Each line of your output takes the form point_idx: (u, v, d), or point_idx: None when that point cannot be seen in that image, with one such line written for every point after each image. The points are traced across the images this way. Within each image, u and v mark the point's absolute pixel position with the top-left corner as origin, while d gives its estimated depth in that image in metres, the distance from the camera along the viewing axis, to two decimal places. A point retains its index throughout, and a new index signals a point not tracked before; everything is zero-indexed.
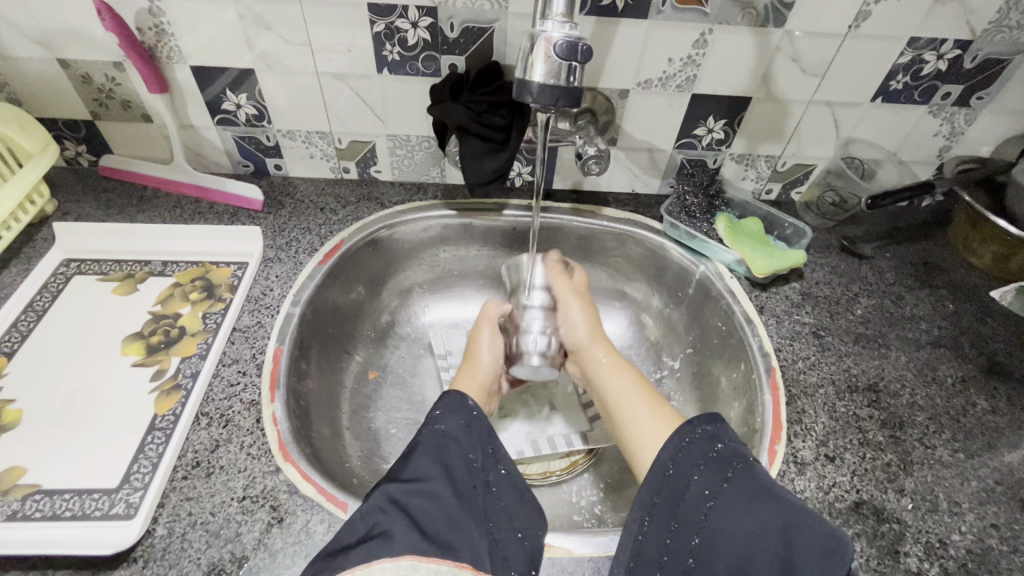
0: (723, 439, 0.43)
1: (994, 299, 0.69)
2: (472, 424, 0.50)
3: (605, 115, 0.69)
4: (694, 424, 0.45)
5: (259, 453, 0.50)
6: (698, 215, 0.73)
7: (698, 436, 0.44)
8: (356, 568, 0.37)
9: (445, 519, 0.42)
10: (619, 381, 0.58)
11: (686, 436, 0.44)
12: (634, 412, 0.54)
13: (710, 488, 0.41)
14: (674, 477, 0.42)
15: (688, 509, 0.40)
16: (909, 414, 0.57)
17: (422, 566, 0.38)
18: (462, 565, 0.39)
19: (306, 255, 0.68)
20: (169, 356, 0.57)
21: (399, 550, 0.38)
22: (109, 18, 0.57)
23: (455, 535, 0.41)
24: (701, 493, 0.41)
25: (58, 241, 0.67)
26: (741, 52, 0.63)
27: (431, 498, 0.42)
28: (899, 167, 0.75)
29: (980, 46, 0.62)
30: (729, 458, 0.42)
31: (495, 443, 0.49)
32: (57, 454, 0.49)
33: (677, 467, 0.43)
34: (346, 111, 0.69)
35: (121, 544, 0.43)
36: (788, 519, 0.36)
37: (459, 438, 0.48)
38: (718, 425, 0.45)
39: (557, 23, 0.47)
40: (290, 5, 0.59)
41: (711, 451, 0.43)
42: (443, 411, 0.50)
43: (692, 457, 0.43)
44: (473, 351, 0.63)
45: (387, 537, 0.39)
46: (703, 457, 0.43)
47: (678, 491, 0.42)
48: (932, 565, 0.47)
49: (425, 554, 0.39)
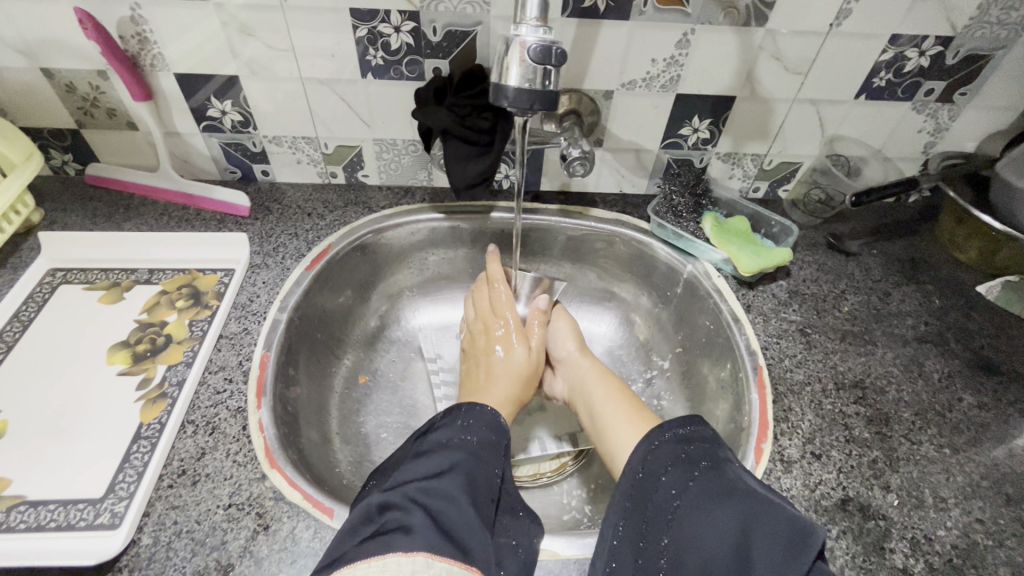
0: (694, 440, 0.43)
1: (981, 293, 0.70)
2: (500, 441, 0.50)
3: (591, 115, 0.69)
4: (663, 428, 0.45)
5: (245, 460, 0.50)
6: (685, 215, 0.73)
7: (667, 438, 0.44)
8: (370, 559, 0.37)
9: (464, 521, 0.41)
10: (598, 386, 0.60)
11: (655, 440, 0.44)
12: (615, 419, 0.55)
13: (676, 488, 0.40)
14: (644, 481, 0.42)
15: (658, 510, 0.40)
16: (896, 410, 0.57)
17: (436, 564, 0.37)
18: (474, 570, 0.38)
19: (294, 260, 0.68)
20: (155, 364, 0.57)
21: (416, 546, 0.37)
22: (91, 28, 0.56)
23: (470, 538, 0.40)
24: (669, 494, 0.41)
25: (44, 251, 0.67)
26: (724, 51, 0.63)
27: (453, 502, 0.42)
28: (884, 163, 0.76)
29: (962, 42, 0.63)
30: (696, 457, 0.42)
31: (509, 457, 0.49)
32: (43, 465, 0.49)
33: (647, 470, 0.43)
34: (332, 116, 0.69)
35: (105, 554, 0.43)
36: (752, 511, 0.36)
37: (483, 447, 0.48)
38: (688, 426, 0.45)
39: (531, 27, 0.47)
40: (272, 12, 0.59)
41: (680, 453, 0.43)
42: (473, 424, 0.50)
43: (660, 459, 0.43)
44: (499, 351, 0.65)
45: (408, 533, 0.38)
46: (672, 458, 0.42)
47: (647, 494, 0.42)
48: (918, 561, 0.47)
49: (439, 552, 0.37)
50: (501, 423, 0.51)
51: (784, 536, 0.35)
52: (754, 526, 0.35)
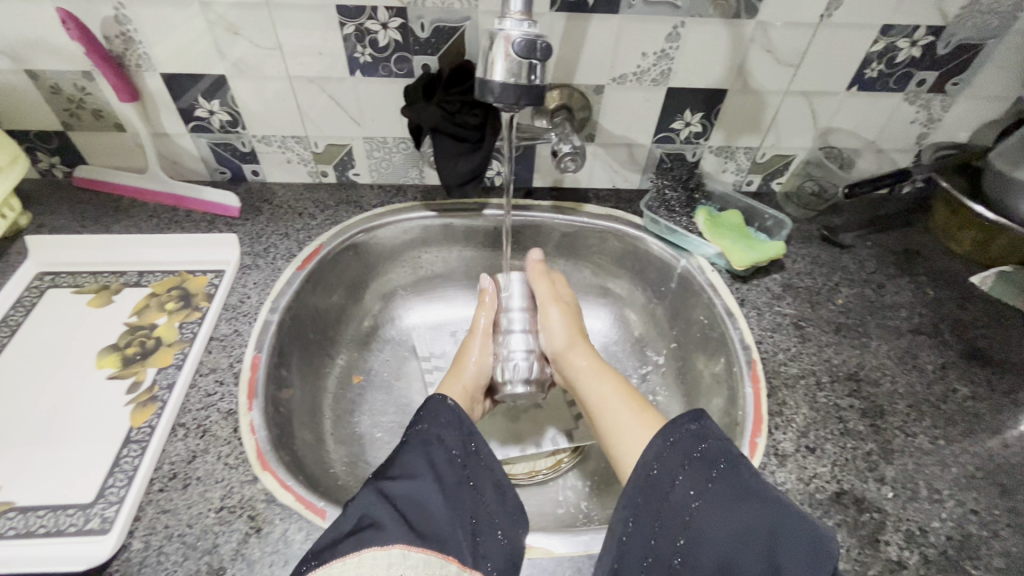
0: (706, 438, 0.43)
1: (975, 284, 0.69)
2: (460, 424, 0.50)
3: (582, 110, 0.69)
4: (682, 422, 0.44)
5: (236, 463, 0.50)
6: (678, 209, 0.73)
7: (684, 433, 0.43)
8: (345, 556, 0.37)
9: (434, 512, 0.42)
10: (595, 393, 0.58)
11: (672, 434, 0.43)
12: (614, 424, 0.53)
13: (695, 488, 0.40)
14: (659, 477, 0.42)
15: (674, 511, 0.40)
16: (890, 402, 0.57)
17: (411, 555, 0.38)
18: (449, 558, 0.40)
19: (285, 261, 0.67)
20: (145, 368, 0.57)
21: (390, 539, 0.38)
22: (75, 28, 0.56)
23: (440, 527, 0.41)
24: (686, 496, 0.40)
25: (32, 255, 0.67)
26: (714, 44, 0.62)
27: (421, 493, 0.43)
28: (877, 154, 0.76)
29: (953, 31, 0.62)
30: (713, 456, 0.41)
31: (477, 441, 0.49)
32: (31, 471, 0.49)
33: (662, 468, 0.42)
34: (322, 115, 0.69)
35: (96, 560, 0.43)
36: (774, 518, 0.37)
37: (443, 435, 0.48)
38: (702, 421, 0.44)
39: (515, 21, 0.46)
40: (258, 9, 0.58)
41: (694, 450, 0.42)
42: (424, 414, 0.49)
43: (676, 455, 0.42)
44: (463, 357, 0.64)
45: (379, 528, 0.39)
46: (686, 457, 0.42)
47: (663, 491, 0.41)
48: (912, 553, 0.47)
49: (415, 544, 0.39)
50: (455, 405, 0.50)
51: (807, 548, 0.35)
52: (779, 535, 0.37)
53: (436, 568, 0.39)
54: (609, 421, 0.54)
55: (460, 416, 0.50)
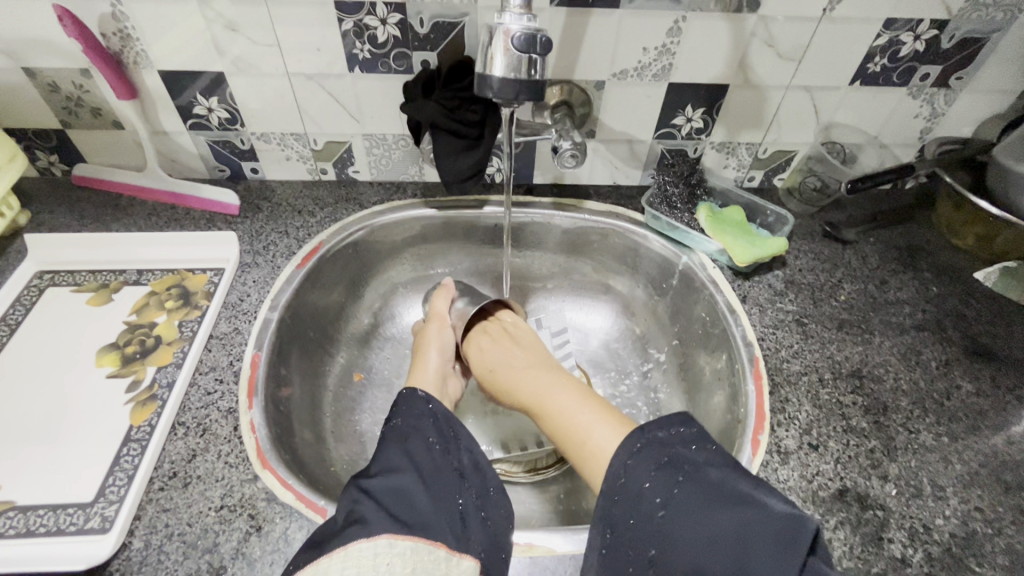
0: (675, 444, 0.42)
1: (978, 280, 0.69)
2: (437, 416, 0.49)
3: (582, 106, 0.68)
4: (648, 429, 0.43)
5: (237, 461, 0.50)
6: (679, 205, 0.72)
7: (650, 440, 0.43)
8: (333, 552, 0.37)
9: (417, 500, 0.42)
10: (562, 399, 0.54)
11: (637, 442, 0.43)
12: (579, 431, 0.50)
13: (661, 495, 0.39)
14: (627, 486, 0.41)
15: (643, 519, 0.39)
16: (893, 399, 0.57)
17: (399, 543, 0.38)
18: (437, 544, 0.40)
19: (285, 259, 0.67)
20: (145, 366, 0.57)
21: (376, 529, 0.38)
22: (71, 25, 0.55)
23: (425, 515, 0.41)
24: (654, 502, 0.39)
25: (32, 254, 0.67)
26: (715, 38, 0.62)
27: (402, 485, 0.42)
28: (879, 150, 0.75)
29: (957, 25, 0.62)
30: (679, 461, 0.41)
31: (456, 427, 0.49)
32: (30, 471, 0.49)
33: (630, 476, 0.41)
34: (321, 113, 0.68)
35: (95, 559, 0.43)
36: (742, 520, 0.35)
37: (420, 427, 0.47)
38: (670, 429, 0.43)
39: (515, 15, 0.46)
40: (256, 6, 0.58)
41: (661, 457, 0.41)
42: (406, 408, 0.49)
43: (642, 463, 0.42)
44: (422, 349, 0.63)
45: (364, 523, 0.39)
46: (654, 464, 0.41)
47: (633, 501, 0.40)
48: (916, 551, 0.46)
49: (401, 532, 0.39)
50: (428, 398, 0.50)
51: (776, 535, 0.34)
52: (746, 535, 0.35)
53: (424, 554, 0.39)
54: (571, 433, 0.50)
55: (435, 408, 0.50)
